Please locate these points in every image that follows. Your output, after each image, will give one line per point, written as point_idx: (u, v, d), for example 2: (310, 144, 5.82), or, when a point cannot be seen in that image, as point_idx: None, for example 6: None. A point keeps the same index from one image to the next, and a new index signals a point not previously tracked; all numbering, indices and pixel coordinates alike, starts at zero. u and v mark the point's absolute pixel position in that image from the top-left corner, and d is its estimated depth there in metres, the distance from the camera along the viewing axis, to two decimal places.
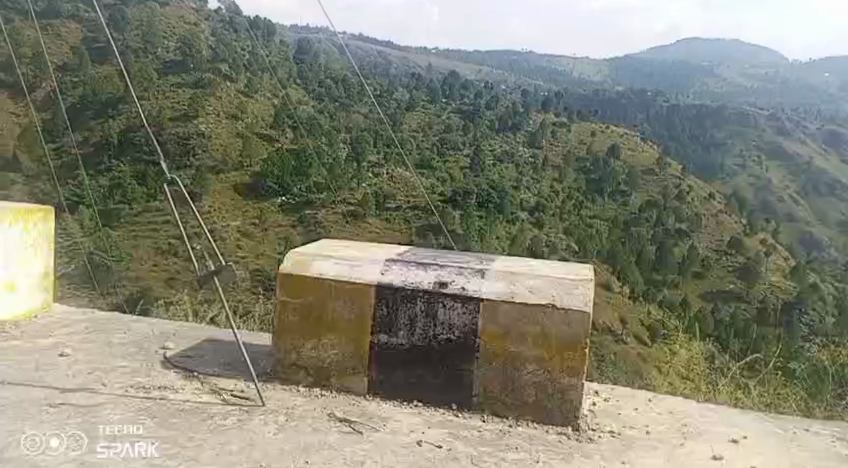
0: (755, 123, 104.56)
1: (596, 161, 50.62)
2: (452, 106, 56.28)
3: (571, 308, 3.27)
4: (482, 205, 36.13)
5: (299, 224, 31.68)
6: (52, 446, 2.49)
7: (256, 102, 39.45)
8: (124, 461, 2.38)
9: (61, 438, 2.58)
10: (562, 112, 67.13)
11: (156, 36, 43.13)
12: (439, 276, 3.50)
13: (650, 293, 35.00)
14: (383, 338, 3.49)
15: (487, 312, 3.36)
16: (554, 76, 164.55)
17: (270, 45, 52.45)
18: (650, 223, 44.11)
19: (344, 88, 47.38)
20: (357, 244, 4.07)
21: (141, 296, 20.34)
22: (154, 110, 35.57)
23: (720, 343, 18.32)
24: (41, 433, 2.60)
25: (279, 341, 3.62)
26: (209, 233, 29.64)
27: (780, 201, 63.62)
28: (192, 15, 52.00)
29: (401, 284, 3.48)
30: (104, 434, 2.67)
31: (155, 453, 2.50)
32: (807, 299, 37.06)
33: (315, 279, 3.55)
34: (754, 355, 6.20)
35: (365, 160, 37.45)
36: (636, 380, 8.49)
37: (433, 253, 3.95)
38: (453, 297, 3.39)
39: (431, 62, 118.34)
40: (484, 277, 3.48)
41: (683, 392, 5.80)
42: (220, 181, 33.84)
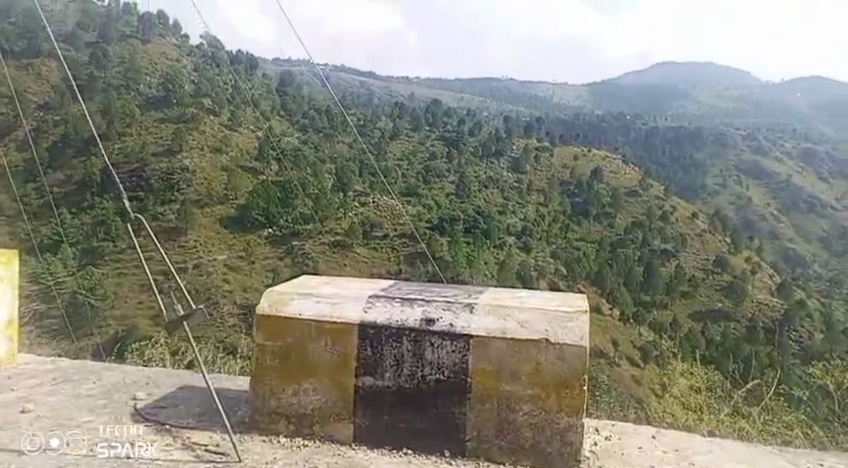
0: (734, 143, 106.05)
1: (580, 184, 50.91)
2: (436, 133, 56.52)
3: (566, 343, 3.08)
4: (468, 231, 36.10)
5: (286, 255, 31.66)
6: (52, 447, 3.06)
7: (240, 135, 39.36)
8: (114, 462, 2.90)
9: (60, 441, 3.14)
10: (545, 138, 67.77)
11: (138, 73, 43.06)
12: (426, 313, 3.30)
13: (639, 314, 35.00)
14: (368, 381, 3.27)
15: (477, 349, 3.16)
16: (536, 102, 166.61)
17: (252, 78, 52.58)
18: (636, 244, 44.22)
19: (327, 118, 47.47)
20: (336, 280, 3.86)
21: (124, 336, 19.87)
22: (137, 147, 35.25)
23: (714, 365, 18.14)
24: (43, 437, 3.17)
25: (258, 387, 3.39)
26: (194, 268, 29.52)
27: (763, 220, 64.30)
28: (173, 50, 52.18)
29: (386, 322, 3.27)
30: (100, 439, 3.19)
31: (145, 455, 3.01)
32: (795, 315, 37.14)
33: (295, 319, 3.33)
34: (754, 383, 6.03)
35: (351, 190, 37.13)
36: (634, 411, 8.24)
37: (421, 287, 3.76)
38: (440, 335, 3.20)
39: (413, 94, 119.48)
40: (472, 312, 3.29)
41: (684, 422, 5.59)
42: (206, 215, 33.58)
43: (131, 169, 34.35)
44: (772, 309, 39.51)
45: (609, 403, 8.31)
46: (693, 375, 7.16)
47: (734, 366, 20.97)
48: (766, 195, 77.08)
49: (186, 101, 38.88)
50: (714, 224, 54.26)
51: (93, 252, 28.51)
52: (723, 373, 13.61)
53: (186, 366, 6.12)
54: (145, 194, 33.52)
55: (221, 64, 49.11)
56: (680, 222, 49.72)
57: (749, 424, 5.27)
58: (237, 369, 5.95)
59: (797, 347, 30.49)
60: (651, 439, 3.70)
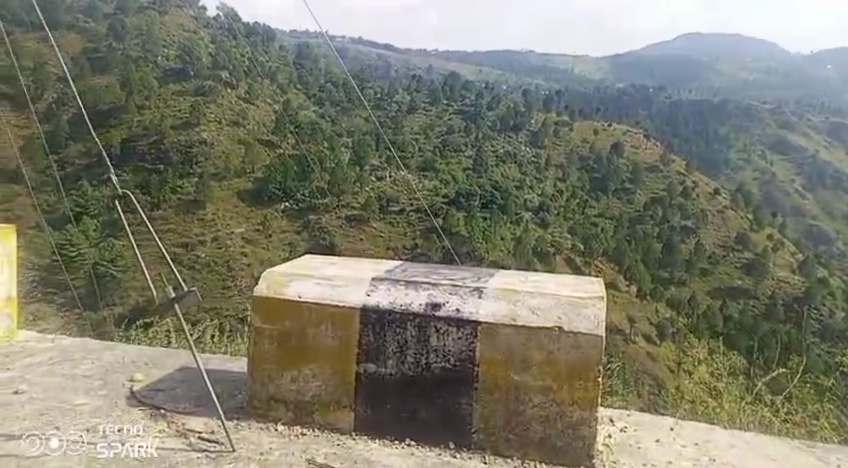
0: (759, 117, 103.85)
1: (599, 159, 50.15)
2: (453, 107, 55.83)
3: (581, 332, 2.88)
4: (485, 206, 35.76)
5: (303, 229, 31.82)
6: (52, 447, 2.77)
7: (257, 108, 39.14)
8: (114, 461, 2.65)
9: (60, 440, 2.84)
10: (564, 111, 66.72)
11: (156, 45, 42.84)
12: (432, 297, 3.11)
13: (658, 290, 34.67)
14: (370, 368, 3.10)
15: (485, 337, 2.98)
16: (556, 75, 164.07)
17: (269, 50, 52.15)
18: (654, 220, 43.59)
19: (344, 92, 47.13)
20: (338, 260, 3.67)
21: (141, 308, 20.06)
22: (155, 120, 35.11)
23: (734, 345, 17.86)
24: (41, 435, 2.88)
25: (255, 372, 3.23)
26: (212, 241, 29.83)
27: (786, 196, 63.15)
28: (191, 22, 51.78)
29: (389, 307, 3.09)
30: (102, 432, 2.96)
31: (147, 453, 2.74)
32: (816, 293, 36.65)
33: (294, 300, 3.16)
34: (781, 370, 5.78)
35: (367, 164, 36.81)
36: (652, 395, 8.03)
37: (428, 268, 3.57)
38: (447, 321, 3.01)
39: (431, 67, 118.08)
40: (482, 296, 3.09)
41: (702, 403, 5.40)
42: (223, 188, 33.59)
43: (150, 142, 34.37)
44: (793, 286, 38.93)
45: (624, 383, 8.11)
46: (711, 359, 6.95)
47: (751, 345, 20.81)
48: (789, 170, 75.54)
49: (203, 74, 38.58)
50: (736, 200, 53.31)
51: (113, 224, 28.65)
52: (742, 356, 13.37)
53: (186, 341, 5.83)
54: (164, 168, 33.22)
55: (238, 37, 48.71)
56: (701, 199, 48.98)
57: (772, 413, 5.06)
58: (235, 349, 5.50)
59: (817, 326, 30.12)
60: (669, 432, 3.51)
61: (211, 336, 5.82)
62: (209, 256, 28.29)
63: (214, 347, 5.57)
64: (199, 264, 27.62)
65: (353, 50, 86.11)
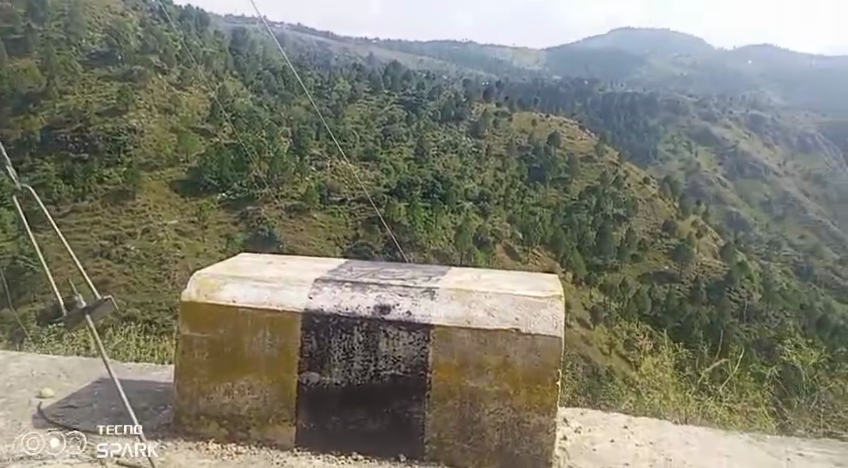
0: (686, 110, 108.11)
1: (537, 149, 50.95)
2: (394, 96, 55.46)
3: (540, 335, 2.72)
4: (426, 196, 35.63)
5: (241, 220, 30.83)
6: None
7: (190, 95, 37.82)
8: None
9: None
10: (503, 102, 67.61)
11: (80, 28, 40.72)
12: (380, 299, 2.88)
13: (592, 277, 35.61)
14: (312, 377, 2.85)
15: (439, 338, 2.78)
16: (495, 65, 165.59)
17: (203, 35, 50.35)
18: (590, 209, 44.68)
19: (283, 80, 46.15)
20: (276, 258, 3.37)
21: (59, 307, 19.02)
22: (79, 106, 33.37)
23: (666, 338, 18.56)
24: None
25: (183, 388, 2.93)
26: (144, 234, 28.78)
27: (711, 186, 66.15)
28: (118, 5, 49.34)
29: (333, 311, 2.84)
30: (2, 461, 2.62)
31: None
32: (737, 278, 38.65)
33: (227, 303, 2.87)
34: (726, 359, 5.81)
35: (307, 153, 36.02)
36: (598, 382, 8.06)
37: (376, 267, 3.33)
38: (397, 325, 2.80)
39: (371, 57, 117.28)
40: (434, 298, 2.89)
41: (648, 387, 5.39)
42: (154, 178, 32.30)
43: (74, 129, 32.48)
44: (714, 271, 40.81)
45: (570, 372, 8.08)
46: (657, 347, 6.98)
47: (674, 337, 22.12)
48: (713, 160, 78.95)
49: (133, 59, 37.06)
50: (664, 188, 55.21)
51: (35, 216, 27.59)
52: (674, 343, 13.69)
53: (109, 345, 5.21)
54: (89, 157, 31.78)
55: (170, 20, 46.81)
56: (633, 188, 50.57)
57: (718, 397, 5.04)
58: (160, 358, 4.87)
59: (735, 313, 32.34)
60: (623, 432, 3.40)
61: (134, 342, 5.19)
62: (140, 250, 27.20)
63: (135, 354, 4.92)
64: (128, 258, 26.56)
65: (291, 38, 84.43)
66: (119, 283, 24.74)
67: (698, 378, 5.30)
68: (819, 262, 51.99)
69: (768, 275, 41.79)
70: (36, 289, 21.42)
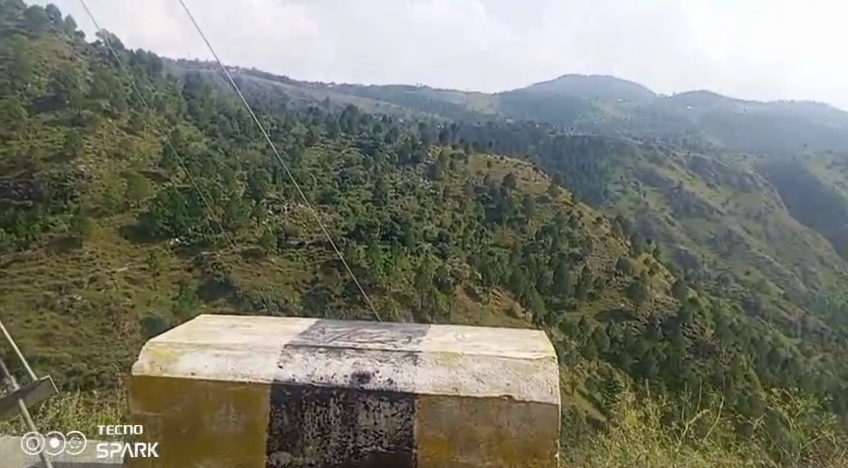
0: (634, 152, 111.65)
1: (494, 189, 51.39)
2: (351, 139, 55.57)
3: (530, 399, 1.76)
4: (385, 238, 35.77)
5: (196, 266, 29.95)
6: None
7: (142, 139, 37.80)
8: None
9: None
10: (459, 144, 68.36)
11: (25, 71, 39.94)
12: (358, 363, 1.86)
13: (551, 316, 35.45)
14: (283, 459, 1.82)
15: (425, 411, 1.78)
16: (450, 109, 168.60)
17: (155, 80, 49.91)
18: (546, 248, 45.03)
19: (239, 124, 45.83)
20: (271, 319, 3.10)
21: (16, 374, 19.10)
22: (23, 151, 32.66)
23: (630, 393, 18.18)
24: None
25: (136, 464, 1.90)
26: (90, 281, 27.65)
27: (660, 225, 67.91)
28: (66, 48, 48.63)
29: (306, 381, 1.82)
30: None
31: None
32: (689, 314, 39.37)
33: (183, 377, 1.87)
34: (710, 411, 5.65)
35: (263, 198, 35.45)
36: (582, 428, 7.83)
37: (352, 326, 3.00)
38: (371, 394, 1.78)
39: (328, 102, 118.18)
40: (420, 363, 1.86)
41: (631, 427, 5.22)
42: (102, 224, 31.18)
43: (18, 176, 31.47)
44: (668, 307, 41.35)
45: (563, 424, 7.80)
46: (639, 401, 6.78)
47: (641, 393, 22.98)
48: (661, 201, 81.33)
49: (80, 104, 36.74)
50: (617, 227, 56.11)
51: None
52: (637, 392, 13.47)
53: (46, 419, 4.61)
54: (34, 204, 30.75)
55: (120, 64, 46.23)
56: (587, 227, 51.23)
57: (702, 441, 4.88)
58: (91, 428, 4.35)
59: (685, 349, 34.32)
60: None
61: (76, 409, 4.71)
62: (86, 299, 26.17)
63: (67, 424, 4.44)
64: (73, 308, 25.58)
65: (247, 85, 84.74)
66: (65, 335, 23.77)
67: (682, 429, 5.06)
68: (765, 297, 53.47)
69: (718, 310, 42.54)
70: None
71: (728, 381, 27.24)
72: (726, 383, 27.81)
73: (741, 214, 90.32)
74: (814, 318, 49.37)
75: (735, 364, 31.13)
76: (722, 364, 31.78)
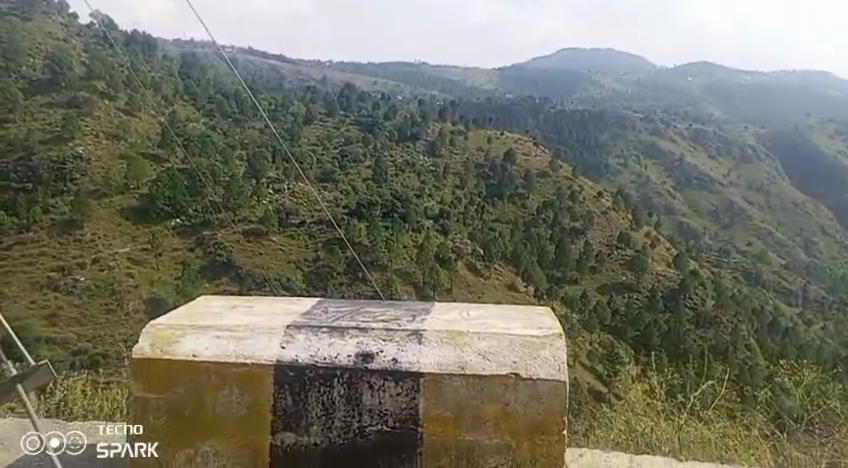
0: (635, 125, 110.94)
1: (494, 165, 51.20)
2: (349, 117, 55.12)
3: (542, 375, 2.01)
4: (386, 216, 35.59)
5: (198, 246, 29.88)
6: None
7: (139, 120, 37.65)
8: None
9: None
10: (459, 120, 67.86)
11: (19, 52, 39.47)
12: (361, 344, 2.12)
13: (553, 291, 35.56)
14: (288, 437, 2.08)
15: (429, 389, 2.03)
16: (449, 84, 166.99)
17: (150, 59, 49.33)
18: (547, 223, 45.02)
19: (236, 103, 45.46)
20: (260, 305, 3.00)
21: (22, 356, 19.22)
22: (21, 134, 32.47)
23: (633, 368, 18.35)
24: None
25: (136, 463, 2.15)
26: (93, 263, 27.68)
27: (661, 198, 67.73)
28: (59, 30, 48.14)
29: (311, 361, 2.08)
30: None
31: None
32: (691, 285, 39.47)
33: (185, 360, 2.12)
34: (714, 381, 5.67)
35: (263, 177, 35.34)
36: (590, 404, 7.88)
37: (355, 307, 2.94)
38: (378, 374, 2.04)
39: (325, 80, 116.98)
40: (424, 343, 2.12)
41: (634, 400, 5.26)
42: (103, 205, 31.05)
43: (16, 159, 31.32)
44: (669, 279, 41.39)
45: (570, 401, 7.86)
46: (642, 376, 6.75)
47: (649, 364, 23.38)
48: (662, 174, 81.00)
49: (76, 85, 36.46)
50: (617, 201, 55.88)
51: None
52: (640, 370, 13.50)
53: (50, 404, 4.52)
54: (34, 186, 30.51)
55: (114, 44, 45.71)
56: (588, 201, 51.09)
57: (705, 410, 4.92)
58: (102, 411, 4.33)
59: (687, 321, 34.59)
60: None
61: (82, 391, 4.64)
62: (90, 281, 26.26)
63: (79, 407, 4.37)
64: (78, 289, 25.68)
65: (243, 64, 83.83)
66: (70, 315, 24.01)
67: (685, 401, 5.10)
68: (766, 267, 53.51)
69: (719, 281, 42.74)
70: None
71: (729, 353, 27.92)
72: (727, 354, 28.34)
73: (742, 186, 90.01)
74: (815, 287, 49.61)
75: (736, 334, 31.73)
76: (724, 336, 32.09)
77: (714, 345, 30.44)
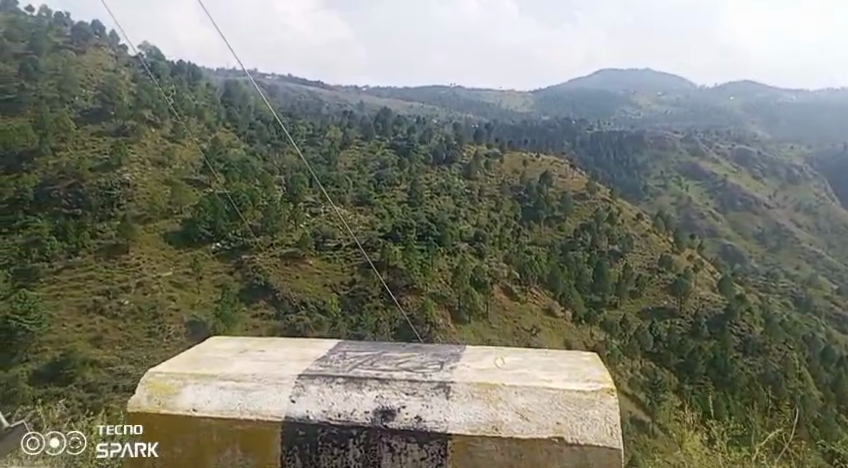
0: (674, 146, 109.06)
1: (530, 187, 50.32)
2: (386, 142, 55.52)
3: (580, 438, 1.58)
4: (422, 239, 34.86)
5: (236, 269, 30.07)
6: None
7: (184, 147, 38.58)
8: None
9: None
10: (494, 143, 67.64)
11: (72, 85, 40.90)
12: (383, 402, 1.70)
13: (592, 315, 34.69)
14: None
15: (459, 455, 1.61)
16: (484, 108, 167.08)
17: (195, 88, 50.53)
18: (585, 246, 43.98)
19: (276, 129, 46.37)
20: (286, 339, 2.80)
21: (74, 394, 19.97)
22: (72, 162, 33.15)
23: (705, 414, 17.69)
24: None
25: (136, 465, 1.78)
26: (137, 286, 27.82)
27: (703, 219, 65.97)
28: (109, 62, 49.77)
29: (322, 419, 1.68)
30: None
31: None
32: (737, 310, 38.17)
33: (181, 414, 1.74)
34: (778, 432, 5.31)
35: (301, 201, 35.56)
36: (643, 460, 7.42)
37: (374, 352, 2.51)
38: (397, 436, 1.64)
39: (362, 105, 118.10)
40: (451, 399, 1.68)
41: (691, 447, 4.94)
42: (148, 230, 31.30)
43: (67, 185, 31.65)
44: (714, 303, 39.73)
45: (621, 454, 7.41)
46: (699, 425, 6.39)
47: (716, 396, 23.36)
48: (705, 196, 79.04)
49: (124, 114, 37.51)
50: (658, 223, 54.32)
51: (29, 272, 27.35)
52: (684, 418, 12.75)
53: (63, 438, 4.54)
54: (82, 213, 30.97)
55: (160, 75, 47.04)
56: (628, 224, 49.89)
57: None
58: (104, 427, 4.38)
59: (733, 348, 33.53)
60: None
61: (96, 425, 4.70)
62: (135, 303, 26.46)
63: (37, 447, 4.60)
64: (122, 312, 26.00)
65: (277, 97, 85.35)
66: (114, 338, 24.59)
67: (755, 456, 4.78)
68: (817, 292, 51.20)
69: (767, 307, 41.14)
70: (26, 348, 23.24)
71: (779, 382, 27.79)
72: (778, 383, 27.96)
73: (789, 208, 87.33)
74: None
75: (787, 364, 31.16)
76: (774, 366, 31.14)
77: (764, 373, 29.75)
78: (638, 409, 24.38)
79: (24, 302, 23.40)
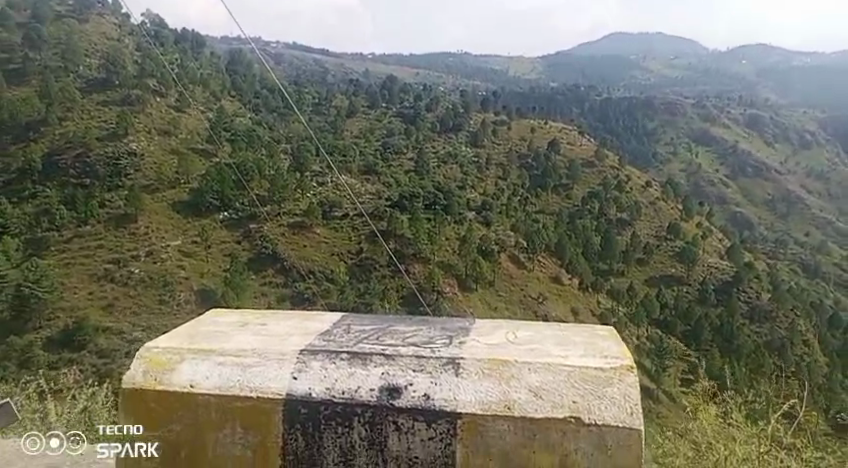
0: (685, 113, 107.58)
1: (538, 154, 49.79)
2: (392, 111, 54.90)
3: (595, 421, 1.79)
4: (429, 207, 34.61)
5: (243, 238, 29.98)
6: None
7: (189, 117, 38.29)
8: None
9: None
10: (502, 110, 66.77)
11: (76, 54, 40.49)
12: (394, 382, 1.93)
13: (599, 283, 34.79)
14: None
15: (470, 431, 1.84)
16: (491, 75, 164.49)
17: (199, 57, 49.86)
18: (592, 214, 43.16)
19: (281, 98, 45.97)
20: (284, 313, 2.70)
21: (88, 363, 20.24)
22: (78, 131, 33.19)
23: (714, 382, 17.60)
24: None
25: (134, 458, 2.05)
26: (147, 255, 27.47)
27: (713, 186, 65.37)
28: (113, 31, 49.04)
29: (327, 397, 1.92)
30: None
31: None
32: (745, 277, 38.18)
33: (182, 391, 1.99)
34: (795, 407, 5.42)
35: (307, 170, 35.48)
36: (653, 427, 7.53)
37: (380, 326, 2.39)
38: (406, 414, 1.86)
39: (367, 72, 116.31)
40: (461, 376, 1.93)
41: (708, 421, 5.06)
42: (156, 200, 30.94)
43: (75, 155, 31.64)
44: (722, 270, 39.67)
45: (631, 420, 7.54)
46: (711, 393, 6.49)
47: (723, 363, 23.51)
48: (715, 162, 78.19)
49: (130, 83, 37.27)
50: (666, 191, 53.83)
51: (39, 241, 27.29)
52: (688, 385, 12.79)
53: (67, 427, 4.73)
54: (91, 182, 30.72)
55: (164, 43, 46.35)
56: (637, 191, 49.50)
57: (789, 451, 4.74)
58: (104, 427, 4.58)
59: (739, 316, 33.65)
60: None
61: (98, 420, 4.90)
62: (145, 272, 26.32)
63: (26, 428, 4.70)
64: (133, 280, 25.91)
65: (282, 66, 84.08)
66: (126, 305, 24.58)
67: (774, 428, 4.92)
68: (826, 259, 50.99)
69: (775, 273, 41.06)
70: (40, 315, 23.39)
71: (784, 349, 28.00)
72: (784, 350, 28.16)
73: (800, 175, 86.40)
74: None
75: (793, 331, 31.32)
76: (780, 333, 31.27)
77: (769, 341, 29.98)
78: (644, 375, 24.64)
79: (35, 271, 23.57)
